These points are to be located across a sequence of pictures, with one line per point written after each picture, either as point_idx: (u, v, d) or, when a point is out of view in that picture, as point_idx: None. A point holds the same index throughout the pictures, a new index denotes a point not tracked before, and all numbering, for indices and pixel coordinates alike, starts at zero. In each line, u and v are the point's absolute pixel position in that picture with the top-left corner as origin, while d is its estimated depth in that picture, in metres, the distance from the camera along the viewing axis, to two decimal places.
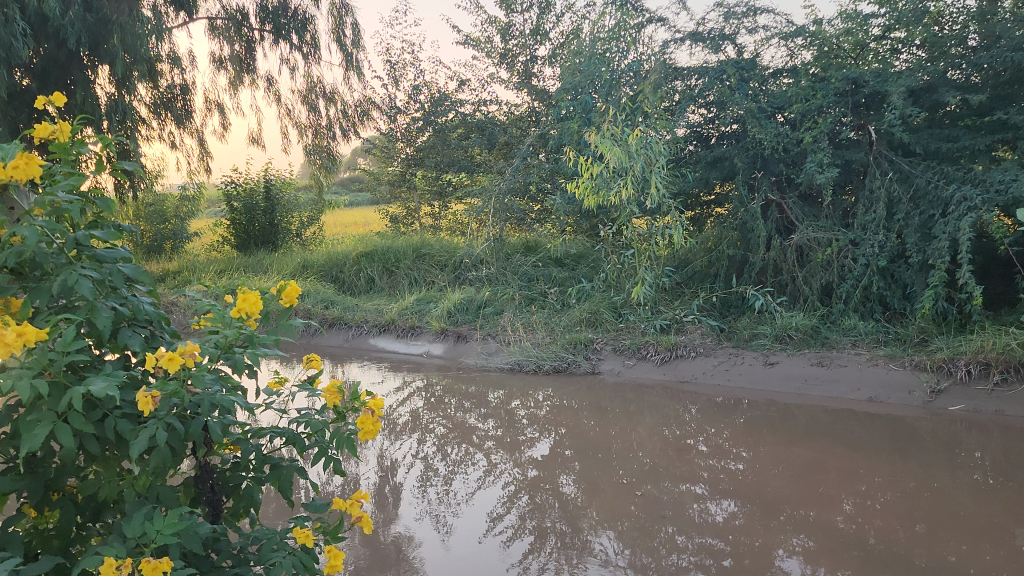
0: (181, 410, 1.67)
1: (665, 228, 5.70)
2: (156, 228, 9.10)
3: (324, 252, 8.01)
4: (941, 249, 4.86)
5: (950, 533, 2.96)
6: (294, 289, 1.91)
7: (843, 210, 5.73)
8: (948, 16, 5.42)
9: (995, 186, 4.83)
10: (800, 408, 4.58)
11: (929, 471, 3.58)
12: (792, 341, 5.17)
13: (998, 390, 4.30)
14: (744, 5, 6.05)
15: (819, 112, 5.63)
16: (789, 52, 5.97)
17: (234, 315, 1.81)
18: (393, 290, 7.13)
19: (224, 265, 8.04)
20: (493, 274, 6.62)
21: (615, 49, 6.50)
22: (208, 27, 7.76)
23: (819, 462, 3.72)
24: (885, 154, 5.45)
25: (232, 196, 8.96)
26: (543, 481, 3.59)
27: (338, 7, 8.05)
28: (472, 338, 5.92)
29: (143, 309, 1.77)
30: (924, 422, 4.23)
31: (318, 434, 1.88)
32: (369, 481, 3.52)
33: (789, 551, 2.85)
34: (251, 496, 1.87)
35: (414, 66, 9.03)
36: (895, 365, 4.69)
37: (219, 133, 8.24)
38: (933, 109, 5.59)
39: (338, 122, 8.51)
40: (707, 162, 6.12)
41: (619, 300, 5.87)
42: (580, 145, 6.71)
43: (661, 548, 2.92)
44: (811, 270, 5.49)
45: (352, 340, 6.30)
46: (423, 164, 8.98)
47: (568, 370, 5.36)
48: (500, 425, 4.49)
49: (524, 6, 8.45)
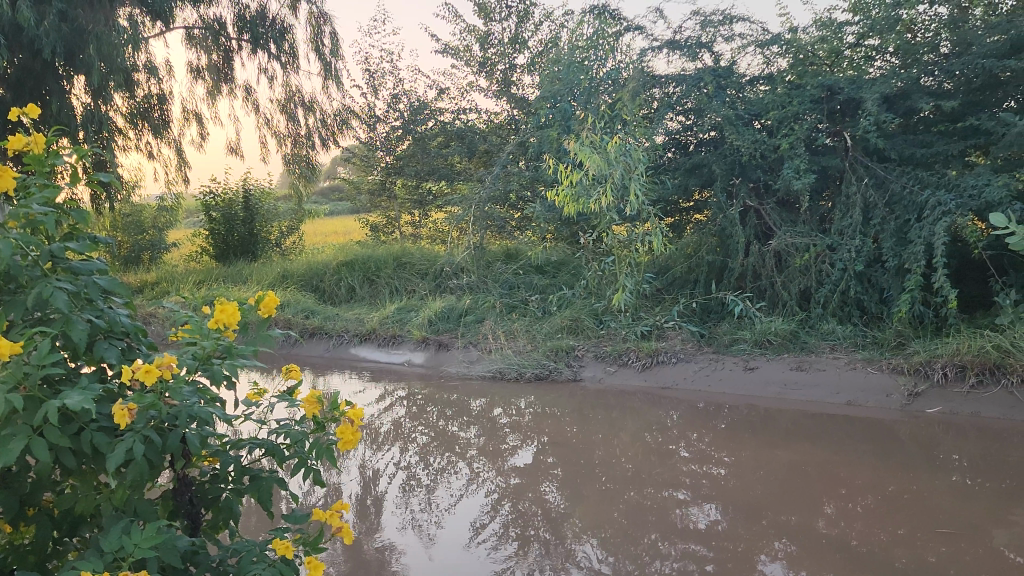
0: (158, 422, 1.65)
1: (645, 235, 5.76)
2: (134, 239, 8.99)
3: (304, 262, 7.96)
4: (917, 253, 4.93)
5: (930, 534, 2.99)
6: (272, 299, 1.91)
7: (819, 215, 5.79)
8: (920, 24, 5.51)
9: (969, 191, 4.91)
10: (781, 412, 4.61)
11: (909, 473, 3.62)
12: (772, 345, 5.20)
13: (973, 392, 4.37)
14: (720, 14, 6.12)
15: (794, 119, 5.69)
16: (765, 60, 6.06)
17: (211, 327, 1.79)
18: (374, 299, 7.10)
19: (202, 275, 7.99)
20: (474, 283, 6.69)
21: (593, 58, 6.57)
22: (185, 37, 7.73)
23: (802, 466, 3.75)
24: (860, 161, 5.52)
25: (210, 207, 8.87)
26: (526, 490, 3.58)
27: (317, 16, 8.06)
28: (453, 346, 5.89)
29: (119, 322, 1.75)
30: (902, 424, 4.28)
31: (296, 444, 1.86)
32: (350, 492, 3.51)
33: (772, 555, 2.86)
34: (230, 508, 1.85)
35: (393, 74, 9.01)
36: (873, 368, 4.74)
37: (197, 143, 8.19)
38: (908, 115, 5.66)
39: (317, 132, 8.57)
40: (686, 169, 6.16)
41: (600, 306, 5.89)
42: (559, 153, 6.72)
43: (645, 555, 2.91)
44: (789, 275, 5.53)
45: (334, 349, 6.24)
46: (403, 173, 8.98)
47: (549, 377, 5.35)
48: (483, 433, 4.48)
49: (502, 15, 8.48)
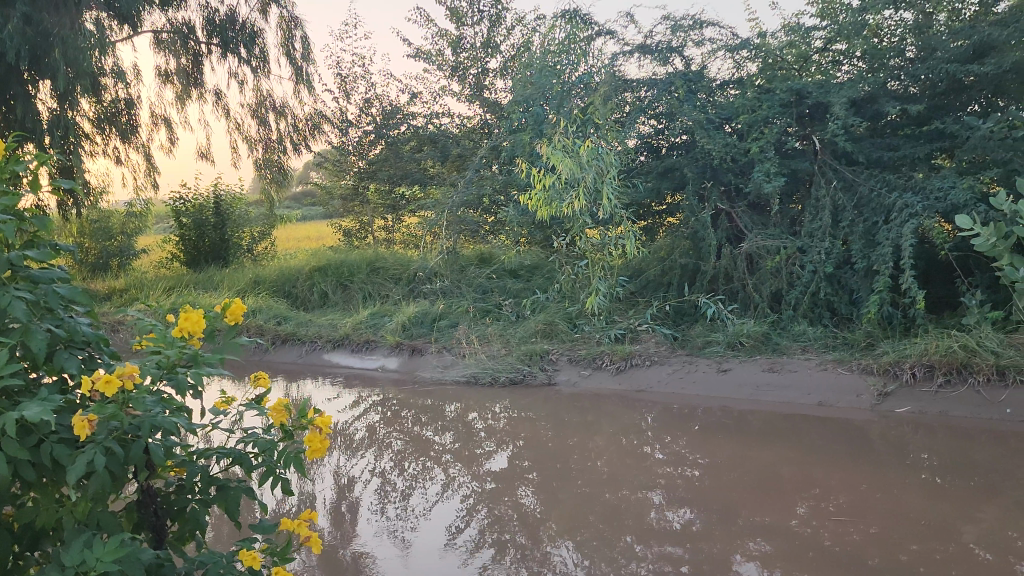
0: (121, 433, 1.62)
1: (618, 238, 5.80)
2: (102, 246, 8.79)
3: (277, 267, 7.89)
4: (885, 254, 5.00)
5: (902, 533, 3.01)
6: (238, 306, 1.89)
7: (790, 218, 5.85)
8: (886, 29, 5.59)
9: (935, 193, 5.01)
10: (753, 413, 4.63)
11: (881, 473, 3.65)
12: (744, 347, 5.24)
13: (942, 391, 4.43)
14: (690, 19, 6.17)
15: (764, 123, 5.75)
16: (735, 65, 6.15)
17: (176, 336, 1.77)
18: (348, 304, 7.05)
19: (173, 282, 7.88)
20: (448, 287, 6.68)
21: (565, 62, 6.64)
22: (153, 41, 7.65)
23: (775, 466, 3.77)
24: (829, 164, 5.59)
25: (180, 213, 8.74)
26: (502, 494, 3.58)
27: (288, 20, 8.02)
28: (427, 351, 5.87)
29: (80, 331, 1.72)
30: (873, 424, 4.32)
31: (264, 453, 1.84)
32: (324, 500, 3.47)
33: (746, 556, 2.88)
34: (196, 519, 1.82)
35: (365, 79, 8.98)
36: (844, 369, 4.78)
37: (166, 148, 8.11)
38: (875, 119, 5.72)
39: (288, 136, 8.66)
40: (659, 173, 6.21)
41: (574, 310, 5.91)
42: (532, 157, 6.72)
43: (621, 557, 2.92)
44: (761, 278, 5.57)
45: (307, 355, 6.17)
46: (376, 177, 8.94)
47: (524, 381, 5.33)
48: (458, 438, 4.46)
49: (474, 19, 8.47)
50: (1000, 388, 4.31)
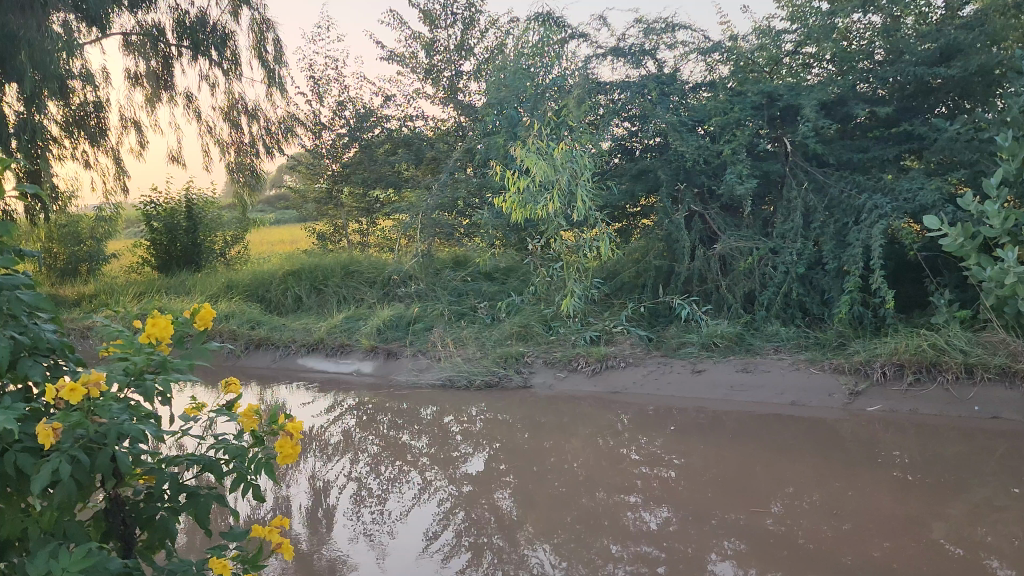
0: (87, 441, 1.60)
1: (592, 241, 5.82)
2: (71, 251, 8.61)
3: (250, 272, 7.83)
4: (856, 255, 5.05)
5: (874, 529, 3.05)
6: (208, 311, 1.88)
7: (762, 220, 5.90)
8: (855, 32, 5.72)
9: (904, 194, 5.08)
10: (728, 414, 4.66)
11: (853, 471, 3.68)
12: (718, 348, 5.28)
13: (911, 390, 4.49)
14: (662, 22, 6.21)
15: (736, 125, 5.79)
16: (707, 67, 6.19)
17: (143, 342, 1.76)
18: (322, 308, 7.01)
19: (143, 287, 7.79)
20: (423, 291, 6.66)
21: (539, 65, 6.67)
22: (122, 43, 7.56)
23: (750, 466, 3.80)
24: (800, 165, 5.66)
25: (151, 217, 8.62)
26: (478, 497, 3.57)
27: (259, 22, 7.97)
28: (403, 354, 5.85)
29: (44, 338, 1.70)
30: (845, 423, 4.36)
31: (235, 459, 1.82)
32: (300, 505, 3.45)
33: (721, 555, 2.90)
34: (166, 527, 1.80)
35: (338, 82, 8.93)
36: (816, 368, 4.83)
37: (136, 151, 8.02)
38: (845, 121, 5.79)
39: (261, 139, 8.61)
40: (632, 175, 6.24)
41: (549, 313, 5.92)
42: (506, 159, 6.72)
43: (598, 558, 2.92)
44: (734, 278, 5.61)
45: (281, 360, 6.11)
46: (350, 180, 8.90)
47: (499, 384, 5.32)
48: (434, 442, 4.45)
49: (447, 22, 8.46)
50: (967, 385, 4.37)
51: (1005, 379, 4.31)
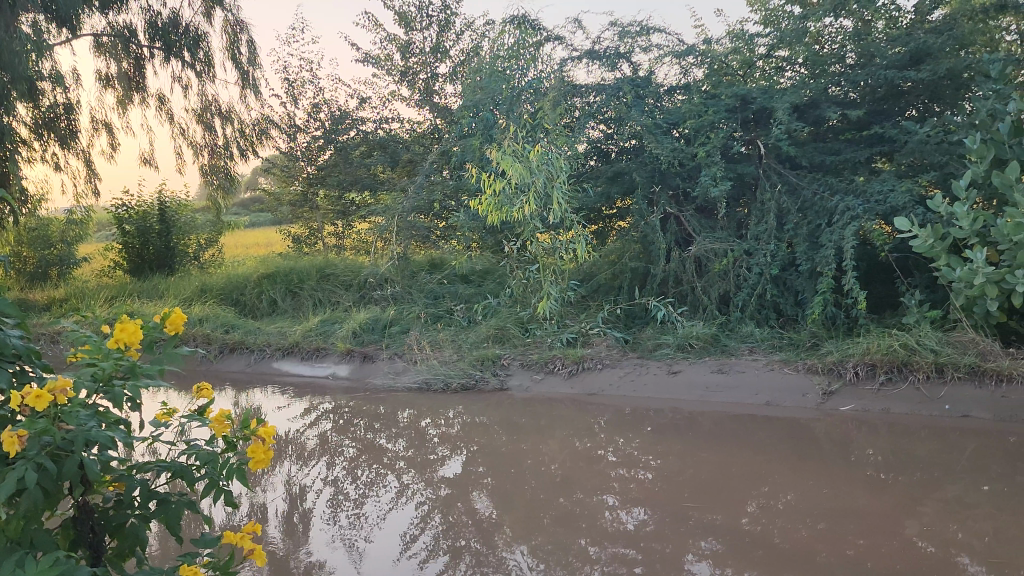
0: (53, 448, 1.58)
1: (568, 243, 5.84)
2: (40, 254, 8.47)
3: (224, 275, 7.76)
4: (828, 257, 5.10)
5: (848, 528, 3.08)
6: (179, 316, 1.87)
7: (737, 222, 5.94)
8: (827, 36, 5.78)
9: (875, 197, 5.14)
10: (703, 414, 4.69)
11: (828, 470, 3.71)
12: (693, 349, 5.32)
13: (884, 389, 4.53)
14: (637, 25, 6.24)
15: (711, 127, 5.83)
16: (682, 70, 6.23)
17: (111, 347, 1.73)
18: (297, 312, 6.96)
19: (115, 291, 7.70)
20: (399, 293, 6.65)
21: (514, 67, 6.67)
22: (93, 45, 7.48)
23: (725, 466, 3.82)
24: (774, 168, 5.71)
25: (123, 220, 8.51)
26: (455, 500, 3.57)
27: (233, 24, 7.91)
28: (379, 358, 5.81)
29: (10, 344, 1.67)
30: (819, 423, 4.40)
31: (206, 465, 1.80)
32: (276, 510, 3.42)
33: (698, 555, 2.91)
34: (136, 534, 1.78)
35: (313, 83, 8.88)
36: (790, 368, 4.87)
37: (108, 154, 7.92)
38: (817, 124, 5.86)
39: (235, 142, 8.57)
40: (608, 177, 6.26)
41: (525, 315, 5.93)
42: (482, 162, 6.72)
43: (576, 560, 2.92)
44: (709, 280, 5.65)
45: (255, 364, 6.06)
46: (325, 183, 8.86)
47: (476, 387, 5.31)
48: (411, 445, 4.43)
49: (423, 24, 8.45)
50: (938, 385, 4.43)
51: (975, 379, 4.37)
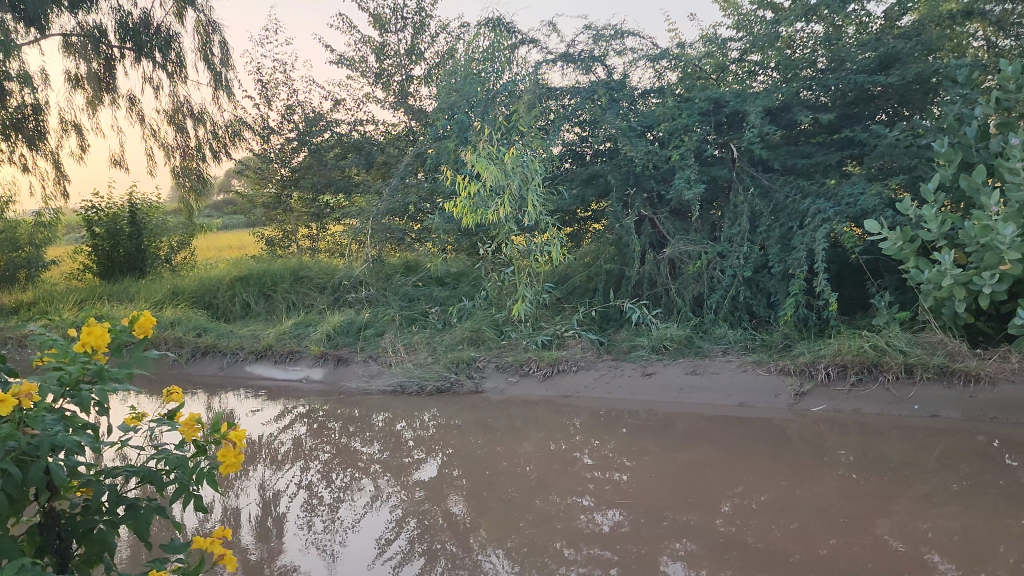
0: (19, 453, 1.55)
1: (543, 245, 5.84)
2: (7, 257, 8.31)
3: (196, 278, 7.68)
4: (800, 258, 5.15)
5: (820, 528, 3.10)
6: (148, 319, 1.85)
7: (710, 224, 5.99)
8: (798, 41, 5.86)
9: (846, 200, 5.20)
10: (678, 416, 4.72)
11: (800, 471, 3.74)
12: (668, 351, 5.34)
13: (855, 390, 4.59)
14: (611, 28, 6.28)
15: (684, 130, 5.86)
16: (655, 74, 6.27)
17: (78, 351, 1.71)
18: (271, 314, 6.91)
19: (84, 294, 7.58)
20: (374, 296, 6.62)
21: (490, 70, 6.67)
22: (62, 45, 7.38)
23: (700, 467, 3.84)
24: (746, 171, 5.76)
25: (92, 222, 8.38)
26: (430, 503, 3.55)
27: (205, 24, 7.84)
28: (353, 361, 5.77)
29: None
30: (791, 424, 4.44)
31: (176, 469, 1.78)
32: (249, 515, 3.38)
33: (674, 556, 2.92)
34: (104, 540, 1.75)
35: (287, 85, 8.83)
36: (763, 369, 4.90)
37: (77, 155, 7.81)
38: (789, 128, 5.92)
39: (207, 143, 8.50)
40: (583, 179, 6.29)
41: (501, 317, 5.93)
42: (456, 164, 6.73)
43: (551, 562, 2.92)
44: (683, 282, 5.69)
45: (227, 368, 6.00)
46: (299, 185, 8.79)
47: (451, 390, 5.30)
48: (386, 448, 4.41)
49: (397, 27, 8.43)
50: (908, 385, 4.49)
51: (943, 379, 4.43)
